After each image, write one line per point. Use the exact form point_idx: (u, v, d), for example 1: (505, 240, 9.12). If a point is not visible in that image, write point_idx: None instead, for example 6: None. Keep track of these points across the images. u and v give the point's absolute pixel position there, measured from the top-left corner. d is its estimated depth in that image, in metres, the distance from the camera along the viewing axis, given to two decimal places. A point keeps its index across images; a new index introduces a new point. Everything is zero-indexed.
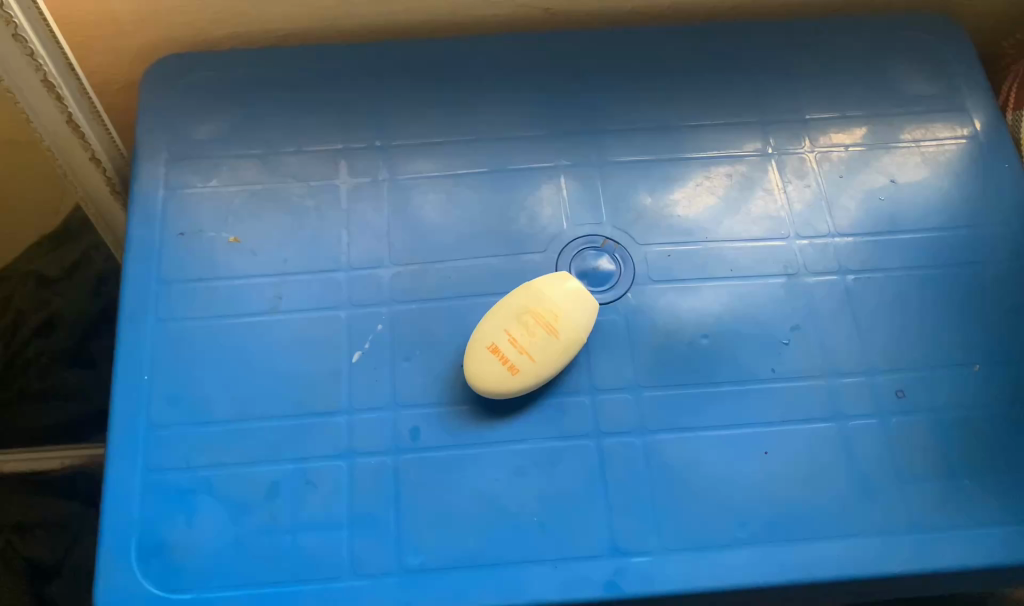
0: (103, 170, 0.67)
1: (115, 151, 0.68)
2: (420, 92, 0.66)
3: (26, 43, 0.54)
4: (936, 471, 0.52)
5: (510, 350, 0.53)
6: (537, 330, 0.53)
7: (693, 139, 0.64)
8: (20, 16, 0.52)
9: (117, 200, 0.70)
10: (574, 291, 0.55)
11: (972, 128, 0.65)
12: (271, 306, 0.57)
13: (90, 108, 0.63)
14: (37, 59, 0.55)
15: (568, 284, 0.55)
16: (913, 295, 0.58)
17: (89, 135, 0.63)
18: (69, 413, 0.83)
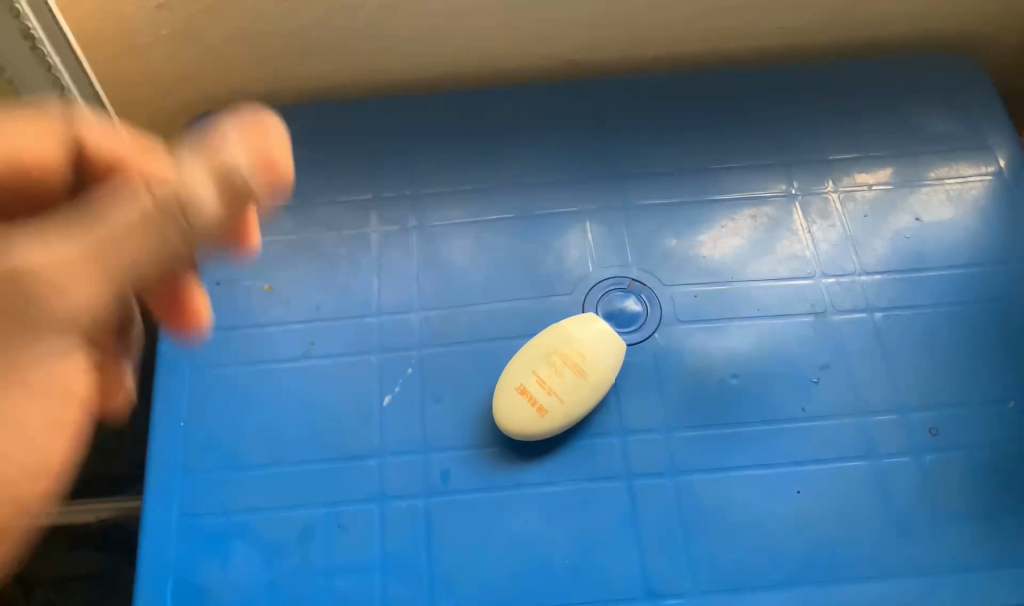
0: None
1: None
2: (448, 143, 0.68)
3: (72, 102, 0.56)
4: (973, 510, 0.52)
5: (538, 391, 0.53)
6: (566, 369, 0.54)
7: (717, 181, 0.65)
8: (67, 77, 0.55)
9: None
10: (601, 331, 0.55)
11: (996, 165, 0.65)
12: (304, 352, 0.58)
13: None
14: None
15: (595, 325, 0.55)
16: (943, 331, 0.58)
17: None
18: None
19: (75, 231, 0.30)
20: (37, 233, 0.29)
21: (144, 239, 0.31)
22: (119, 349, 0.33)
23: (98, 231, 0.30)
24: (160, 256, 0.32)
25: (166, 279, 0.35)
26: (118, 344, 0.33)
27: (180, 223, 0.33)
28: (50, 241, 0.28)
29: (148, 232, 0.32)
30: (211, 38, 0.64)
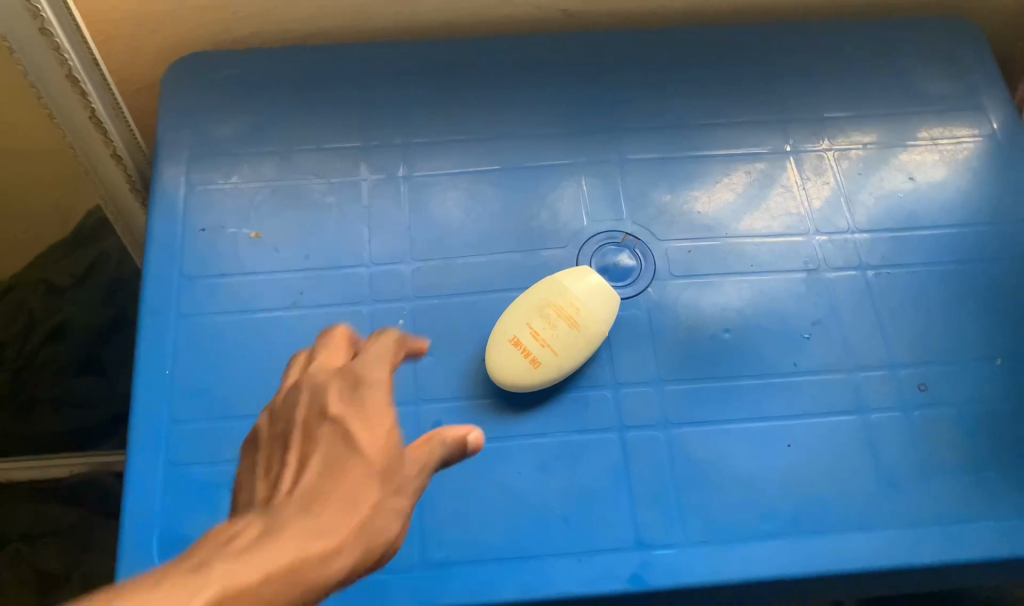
0: (124, 168, 0.68)
1: (135, 146, 0.69)
2: (442, 91, 0.66)
3: (52, 37, 0.54)
4: (958, 465, 0.52)
5: (532, 345, 0.53)
6: (559, 323, 0.53)
7: (712, 137, 0.64)
8: (48, 10, 0.53)
9: (135, 196, 0.71)
10: (597, 285, 0.55)
11: (989, 127, 0.65)
12: (292, 301, 0.57)
13: (112, 104, 0.63)
14: (63, 53, 0.55)
15: (591, 279, 0.55)
16: (934, 290, 0.58)
17: (111, 133, 0.64)
18: (84, 418, 0.83)
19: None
20: (315, 427, 0.34)
21: (381, 523, 0.31)
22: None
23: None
24: (371, 468, 0.32)
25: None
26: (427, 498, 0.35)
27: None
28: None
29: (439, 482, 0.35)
30: None
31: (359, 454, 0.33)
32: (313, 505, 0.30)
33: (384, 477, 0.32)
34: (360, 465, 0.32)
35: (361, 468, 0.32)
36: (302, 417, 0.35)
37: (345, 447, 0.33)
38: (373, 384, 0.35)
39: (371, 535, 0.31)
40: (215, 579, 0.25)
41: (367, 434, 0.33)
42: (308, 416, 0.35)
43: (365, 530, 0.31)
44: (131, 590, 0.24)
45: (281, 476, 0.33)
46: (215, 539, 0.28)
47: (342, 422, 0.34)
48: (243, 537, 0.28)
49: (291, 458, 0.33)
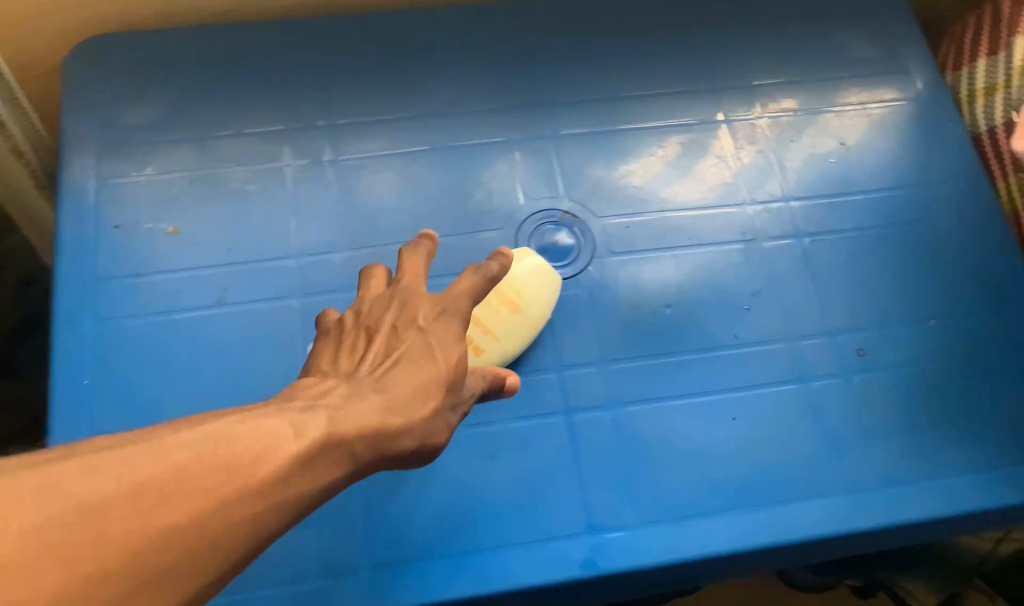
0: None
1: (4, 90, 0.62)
2: (366, 69, 0.63)
3: None
4: (899, 427, 0.53)
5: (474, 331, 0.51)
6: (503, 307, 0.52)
7: (645, 108, 0.63)
8: None
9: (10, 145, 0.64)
10: (536, 267, 0.54)
11: (915, 89, 0.66)
12: (219, 298, 0.55)
13: None
14: None
15: (529, 261, 0.54)
16: (868, 254, 0.59)
17: None
18: None
19: (241, 513, 0.25)
20: (406, 331, 0.35)
21: (438, 424, 0.34)
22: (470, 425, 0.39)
23: (217, 515, 0.25)
24: (443, 378, 0.34)
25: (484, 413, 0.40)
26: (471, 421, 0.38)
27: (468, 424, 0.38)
28: (176, 445, 0.25)
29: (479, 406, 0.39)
30: None
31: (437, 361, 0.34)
32: (387, 387, 0.33)
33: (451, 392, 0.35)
34: (435, 372, 0.34)
35: (440, 374, 0.34)
36: (390, 319, 0.36)
37: (428, 351, 0.35)
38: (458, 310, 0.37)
39: (429, 435, 0.33)
40: (324, 426, 0.29)
41: (445, 348, 0.35)
42: (397, 313, 0.36)
43: (428, 424, 0.33)
44: (262, 413, 0.28)
45: (364, 357, 0.34)
46: (308, 389, 0.31)
47: (433, 333, 0.35)
48: (336, 395, 0.31)
49: (375, 347, 0.35)
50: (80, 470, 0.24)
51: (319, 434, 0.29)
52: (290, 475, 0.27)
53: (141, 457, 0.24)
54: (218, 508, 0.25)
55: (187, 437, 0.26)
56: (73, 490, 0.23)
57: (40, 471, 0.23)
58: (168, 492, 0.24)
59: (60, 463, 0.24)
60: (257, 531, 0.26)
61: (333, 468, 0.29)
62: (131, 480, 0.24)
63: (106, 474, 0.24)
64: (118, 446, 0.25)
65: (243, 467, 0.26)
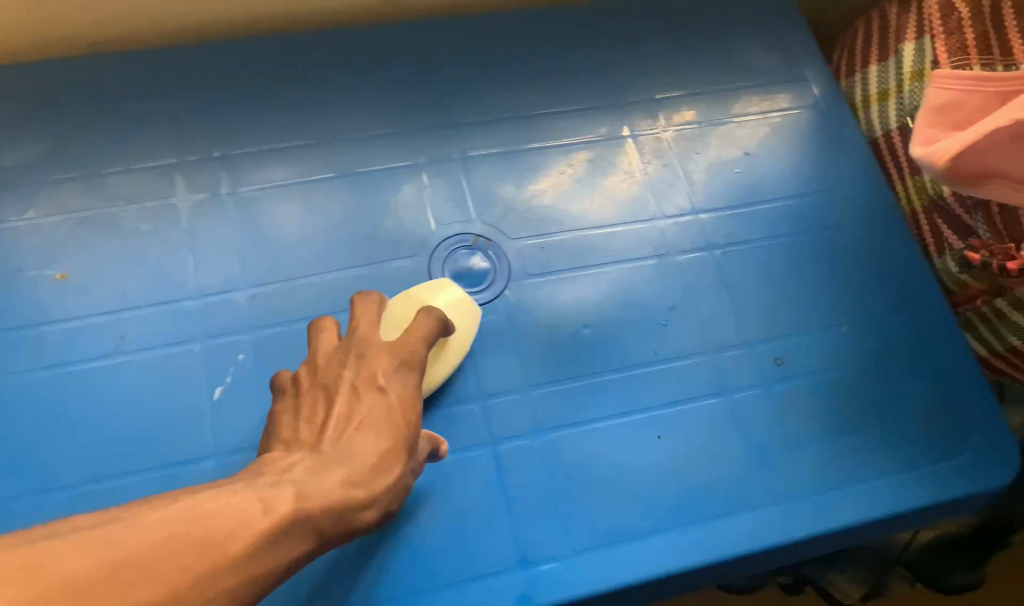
0: None
1: None
2: (259, 94, 0.61)
3: None
4: (820, 434, 0.53)
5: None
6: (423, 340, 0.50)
7: (551, 125, 0.63)
8: None
9: None
10: (458, 300, 0.52)
11: (812, 95, 0.67)
12: (114, 347, 0.51)
13: None
14: None
15: (451, 293, 0.52)
16: (778, 263, 0.59)
17: None
18: None
19: (218, 585, 0.31)
20: (367, 394, 0.43)
21: (397, 488, 0.41)
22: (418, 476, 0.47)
23: (194, 588, 0.30)
24: (401, 444, 0.42)
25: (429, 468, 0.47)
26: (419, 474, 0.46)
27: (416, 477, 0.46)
28: (156, 522, 0.31)
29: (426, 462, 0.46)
30: None
31: (395, 424, 0.42)
32: (352, 456, 0.40)
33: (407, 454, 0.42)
34: (395, 437, 0.42)
35: (399, 439, 0.42)
36: (351, 380, 0.43)
37: (387, 414, 0.42)
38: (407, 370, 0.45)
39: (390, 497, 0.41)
40: (292, 503, 0.36)
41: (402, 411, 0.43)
42: (359, 373, 0.44)
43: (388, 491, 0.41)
44: (235, 492, 0.34)
45: (329, 419, 0.41)
46: (276, 464, 0.39)
47: (389, 397, 0.43)
48: (301, 469, 0.38)
49: (338, 409, 0.42)
50: (69, 547, 0.29)
51: (287, 510, 0.35)
52: (260, 550, 0.33)
53: (124, 535, 0.30)
54: (198, 582, 0.31)
55: (164, 514, 0.32)
56: (60, 565, 0.28)
57: (32, 549, 0.28)
58: (147, 566, 0.30)
59: (47, 541, 0.29)
60: (233, 600, 0.32)
61: (297, 540, 0.35)
62: (115, 557, 0.29)
63: (90, 552, 0.29)
64: (105, 524, 0.31)
65: (217, 542, 0.32)
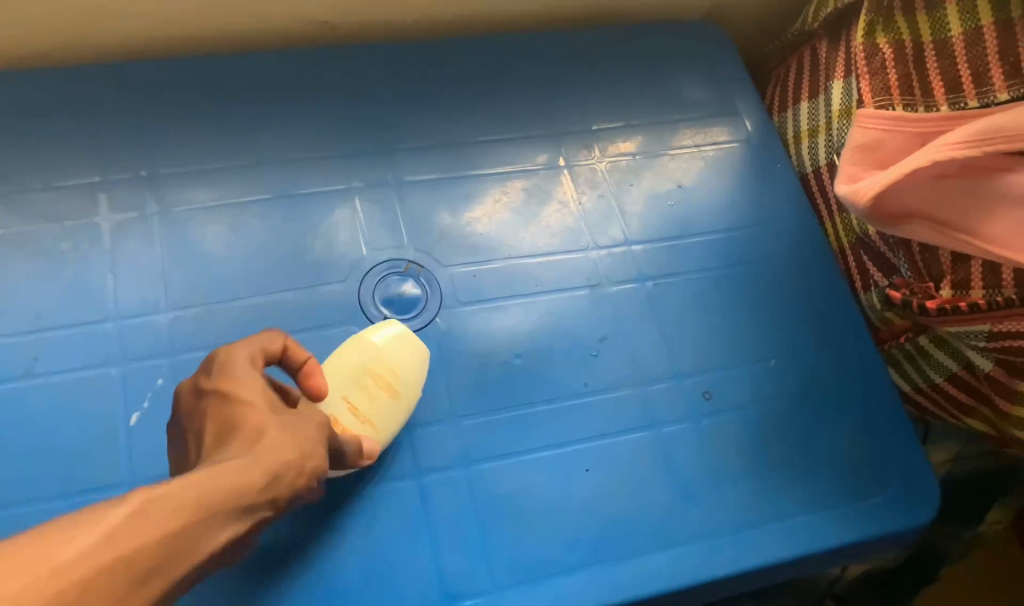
0: None
1: None
2: (189, 111, 0.60)
3: None
4: (746, 469, 0.53)
5: (353, 423, 0.48)
6: (379, 393, 0.49)
7: (487, 153, 0.62)
8: None
9: None
10: (402, 338, 0.51)
11: (745, 130, 0.68)
12: (25, 369, 0.49)
13: None
14: None
15: (395, 332, 0.51)
16: (710, 296, 0.60)
17: None
18: None
19: (93, 548, 0.29)
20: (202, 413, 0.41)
21: (297, 442, 0.40)
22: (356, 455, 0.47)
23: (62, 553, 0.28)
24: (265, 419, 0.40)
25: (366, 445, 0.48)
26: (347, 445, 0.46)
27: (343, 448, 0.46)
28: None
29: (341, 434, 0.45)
30: None
31: (259, 403, 0.40)
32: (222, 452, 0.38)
33: (292, 419, 0.41)
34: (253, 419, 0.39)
35: (268, 410, 0.40)
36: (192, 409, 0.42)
37: (248, 396, 0.40)
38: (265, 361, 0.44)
39: (288, 451, 0.39)
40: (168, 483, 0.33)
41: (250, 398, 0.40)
42: (193, 395, 0.42)
43: (279, 445, 0.39)
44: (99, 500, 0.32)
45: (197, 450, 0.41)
46: None
47: (246, 381, 0.41)
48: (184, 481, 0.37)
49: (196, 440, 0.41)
50: None
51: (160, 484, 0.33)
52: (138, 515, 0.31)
53: None
54: (64, 548, 0.28)
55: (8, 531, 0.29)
56: None
57: None
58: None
59: None
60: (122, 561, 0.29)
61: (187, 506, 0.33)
62: None
63: None
64: None
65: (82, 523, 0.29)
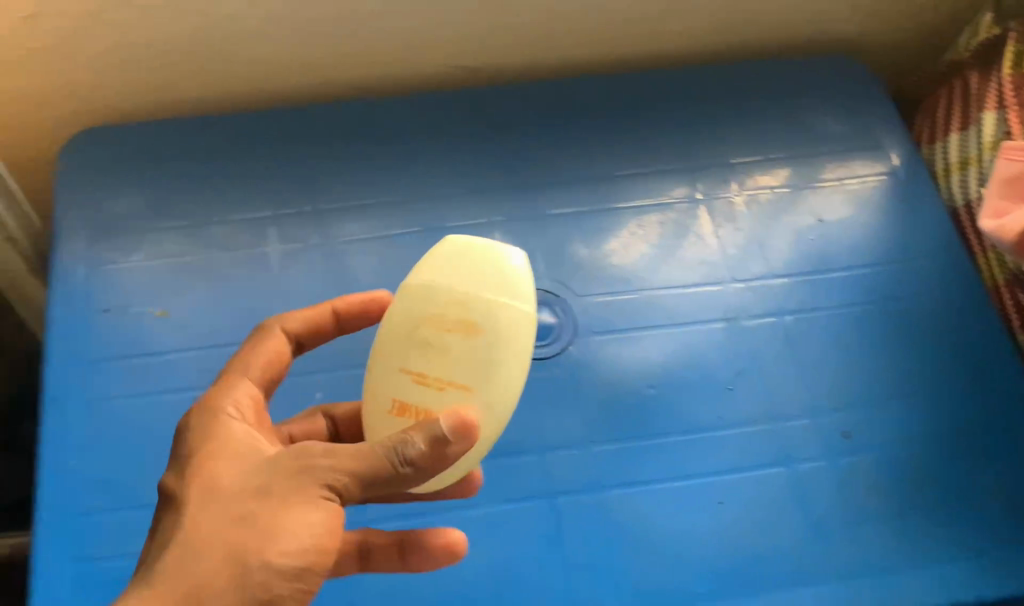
0: None
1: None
2: (350, 150, 0.65)
3: None
4: (886, 510, 0.52)
5: (430, 394, 0.38)
6: (448, 339, 0.38)
7: (625, 188, 0.64)
8: None
9: None
10: (456, 260, 0.39)
11: (892, 164, 0.66)
12: (203, 381, 0.55)
13: None
14: None
15: (440, 258, 0.40)
16: (850, 332, 0.59)
17: None
18: None
19: None
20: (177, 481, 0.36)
21: (241, 531, 0.32)
22: (423, 473, 0.34)
23: None
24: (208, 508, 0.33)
25: (435, 455, 0.34)
26: (405, 467, 0.33)
27: (397, 466, 0.33)
28: None
29: (366, 460, 0.33)
30: (84, 47, 0.61)
31: (207, 481, 0.34)
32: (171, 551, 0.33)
33: (223, 500, 0.33)
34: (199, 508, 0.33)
35: (188, 505, 0.33)
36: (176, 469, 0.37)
37: (197, 474, 0.34)
38: (253, 406, 0.39)
39: (218, 554, 0.32)
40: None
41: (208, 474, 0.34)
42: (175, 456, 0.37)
43: (213, 543, 0.32)
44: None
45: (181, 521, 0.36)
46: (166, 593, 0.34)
47: (186, 463, 0.35)
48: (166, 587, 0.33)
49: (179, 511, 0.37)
50: None
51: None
52: None
53: None
54: None
55: None
56: None
57: None
58: None
59: None
60: None
61: None
62: None
63: None
64: None
65: None
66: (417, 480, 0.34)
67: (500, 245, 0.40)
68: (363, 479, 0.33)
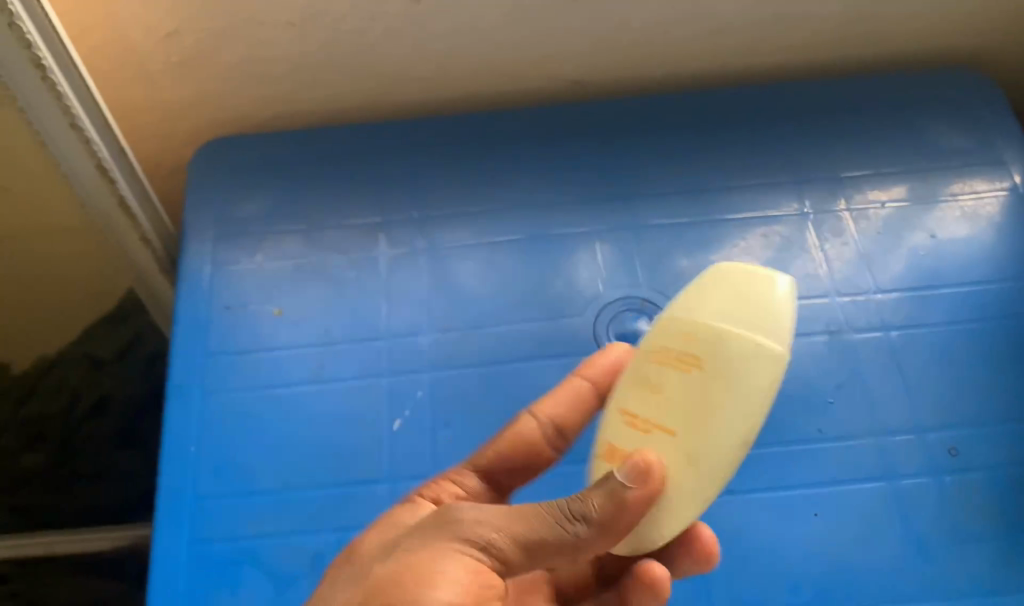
0: (119, 194, 0.65)
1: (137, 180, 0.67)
2: (458, 161, 0.68)
3: (72, 113, 0.58)
4: (995, 531, 0.50)
5: (635, 437, 0.37)
6: (672, 375, 0.37)
7: (729, 200, 0.64)
8: (67, 85, 0.56)
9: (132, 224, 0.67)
10: (712, 289, 0.38)
11: (1012, 181, 0.64)
12: (314, 375, 0.58)
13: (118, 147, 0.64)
14: (86, 134, 0.59)
15: (701, 285, 0.39)
16: (961, 350, 0.57)
17: (98, 142, 0.61)
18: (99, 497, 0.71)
19: None
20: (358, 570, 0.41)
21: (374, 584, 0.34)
22: (597, 533, 0.35)
23: None
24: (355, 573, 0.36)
25: (609, 514, 0.35)
26: (576, 523, 0.35)
27: (563, 522, 0.35)
28: None
29: (527, 521, 0.35)
30: (222, 62, 0.66)
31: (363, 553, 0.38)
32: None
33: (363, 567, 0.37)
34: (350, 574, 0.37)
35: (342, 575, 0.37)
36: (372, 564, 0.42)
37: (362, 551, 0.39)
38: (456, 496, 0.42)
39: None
40: None
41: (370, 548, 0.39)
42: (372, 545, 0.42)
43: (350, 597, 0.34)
44: None
45: None
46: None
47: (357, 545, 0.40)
48: None
49: None
50: None
51: None
52: None
53: None
54: None
55: None
56: None
57: None
58: None
59: None
60: None
61: None
62: None
63: None
64: None
65: None
66: (592, 541, 0.35)
67: (764, 278, 0.38)
68: (520, 537, 0.35)
